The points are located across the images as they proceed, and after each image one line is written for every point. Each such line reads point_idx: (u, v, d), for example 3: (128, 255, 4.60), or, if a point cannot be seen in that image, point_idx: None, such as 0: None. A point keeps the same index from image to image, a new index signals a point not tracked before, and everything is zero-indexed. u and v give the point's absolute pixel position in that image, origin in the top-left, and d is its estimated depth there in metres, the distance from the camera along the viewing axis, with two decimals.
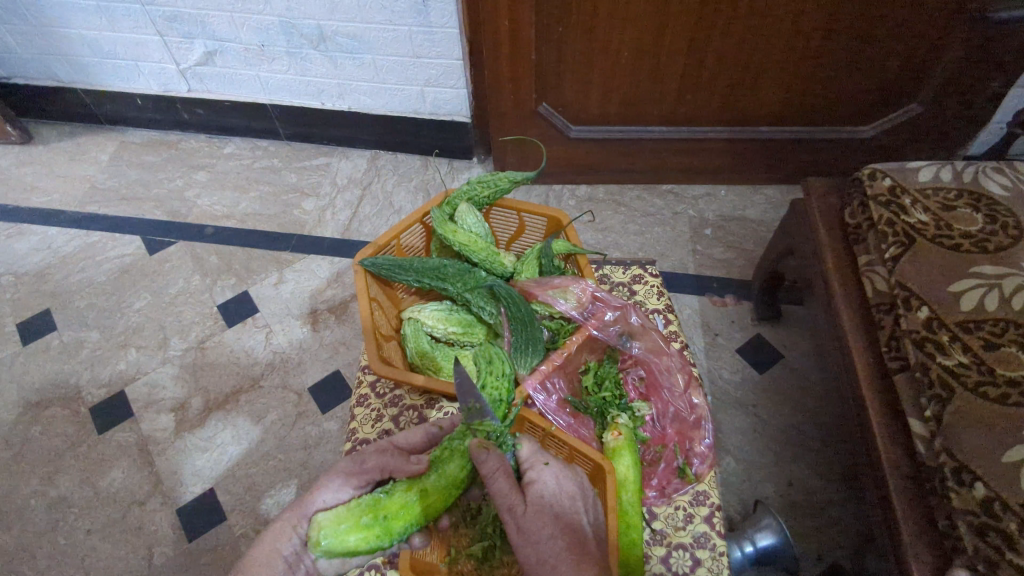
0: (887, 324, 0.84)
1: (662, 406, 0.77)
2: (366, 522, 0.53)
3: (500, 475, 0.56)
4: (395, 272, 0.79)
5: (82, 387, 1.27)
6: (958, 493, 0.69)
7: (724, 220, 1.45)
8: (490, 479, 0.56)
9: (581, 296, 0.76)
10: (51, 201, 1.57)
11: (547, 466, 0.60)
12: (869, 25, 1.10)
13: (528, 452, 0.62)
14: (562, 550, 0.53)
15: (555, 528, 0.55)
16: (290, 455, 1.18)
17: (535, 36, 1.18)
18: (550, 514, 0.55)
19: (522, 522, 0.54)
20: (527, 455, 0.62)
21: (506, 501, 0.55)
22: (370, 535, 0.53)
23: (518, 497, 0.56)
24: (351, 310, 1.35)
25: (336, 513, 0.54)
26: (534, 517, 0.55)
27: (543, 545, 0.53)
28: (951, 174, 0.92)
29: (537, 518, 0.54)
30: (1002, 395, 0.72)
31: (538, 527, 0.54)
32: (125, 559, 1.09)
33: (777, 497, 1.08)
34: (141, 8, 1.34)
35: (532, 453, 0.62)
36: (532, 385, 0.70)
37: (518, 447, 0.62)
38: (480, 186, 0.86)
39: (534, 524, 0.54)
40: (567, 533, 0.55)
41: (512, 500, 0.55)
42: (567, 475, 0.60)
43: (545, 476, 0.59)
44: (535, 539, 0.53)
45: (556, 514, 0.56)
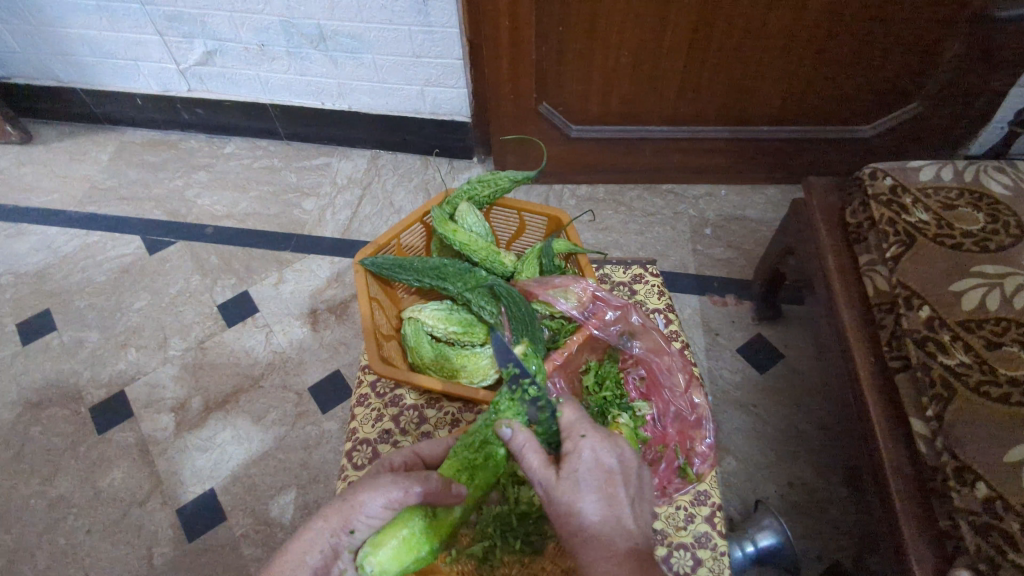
0: (888, 324, 0.84)
1: (663, 406, 0.76)
2: (424, 553, 0.56)
3: (531, 451, 0.57)
4: (395, 272, 0.79)
5: (82, 388, 1.27)
6: (960, 493, 0.69)
7: (724, 220, 1.45)
8: (523, 454, 0.58)
9: (582, 296, 0.77)
10: (52, 201, 1.57)
11: (584, 439, 0.57)
12: (870, 24, 1.10)
13: (573, 418, 0.60)
14: (591, 526, 0.53)
15: (587, 503, 0.54)
16: (290, 455, 1.18)
17: (535, 35, 1.17)
18: (583, 493, 0.54)
19: (552, 495, 0.55)
20: (569, 422, 0.59)
21: (539, 474, 0.56)
22: (425, 560, 0.57)
23: (552, 472, 0.56)
24: (351, 310, 1.35)
25: (392, 553, 0.54)
26: (565, 493, 0.54)
27: (573, 519, 0.54)
28: (951, 174, 0.92)
29: (568, 494, 0.54)
30: (1004, 395, 0.72)
31: (567, 502, 0.54)
32: (125, 559, 1.09)
33: (778, 497, 1.08)
34: (141, 8, 1.34)
35: (574, 423, 0.59)
36: None
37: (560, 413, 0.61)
38: (481, 185, 0.86)
39: (564, 498, 0.54)
40: (602, 508, 0.54)
41: (545, 475, 0.56)
42: (607, 447, 0.57)
43: (582, 451, 0.56)
44: (565, 512, 0.54)
45: (589, 489, 0.55)
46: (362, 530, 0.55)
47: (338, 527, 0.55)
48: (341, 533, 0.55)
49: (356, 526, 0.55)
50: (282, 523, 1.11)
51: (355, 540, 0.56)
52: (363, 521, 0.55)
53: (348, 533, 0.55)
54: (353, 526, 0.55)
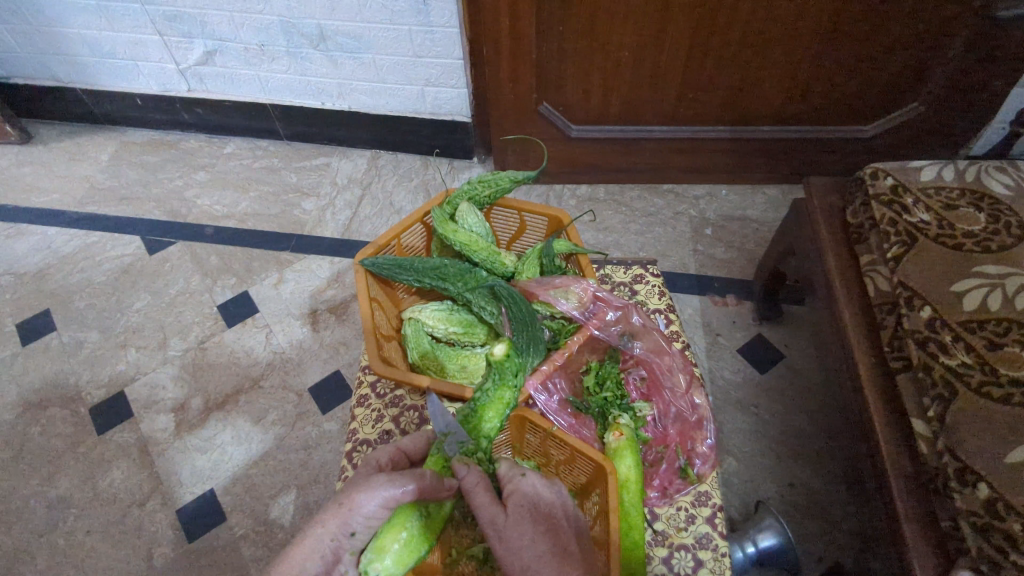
0: (890, 324, 0.84)
1: (664, 406, 0.76)
2: (423, 550, 0.56)
3: (481, 490, 0.54)
4: (395, 272, 0.79)
5: (82, 388, 1.27)
6: (962, 494, 0.69)
7: (725, 220, 1.45)
8: (471, 494, 0.54)
9: (583, 296, 0.76)
10: (51, 201, 1.57)
11: (524, 476, 0.59)
12: (872, 23, 1.09)
13: (507, 466, 0.60)
14: (544, 556, 0.53)
15: (537, 533, 0.55)
16: (290, 455, 1.18)
17: (535, 35, 1.17)
18: (533, 524, 0.55)
19: (505, 531, 0.53)
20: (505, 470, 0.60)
21: (487, 515, 0.54)
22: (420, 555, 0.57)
23: (501, 509, 0.54)
24: (351, 310, 1.35)
25: (397, 555, 0.53)
26: (516, 526, 0.54)
27: (525, 551, 0.53)
28: (953, 174, 0.91)
29: (519, 527, 0.54)
30: (1005, 396, 0.72)
31: (521, 534, 0.54)
32: (125, 560, 1.09)
33: (778, 498, 1.08)
34: (141, 8, 1.34)
35: (509, 470, 0.60)
36: (533, 385, 0.70)
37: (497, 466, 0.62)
38: (481, 185, 0.86)
39: (518, 531, 0.54)
40: (550, 538, 0.55)
41: (495, 513, 0.54)
42: (545, 483, 0.60)
43: (524, 487, 0.58)
44: (519, 545, 0.53)
45: (536, 520, 0.56)
46: (364, 530, 0.53)
47: (338, 530, 0.52)
48: (342, 536, 0.52)
49: (356, 528, 0.53)
50: (283, 524, 1.11)
51: (356, 543, 0.54)
52: (361, 521, 0.53)
53: (349, 536, 0.53)
54: (354, 527, 0.53)
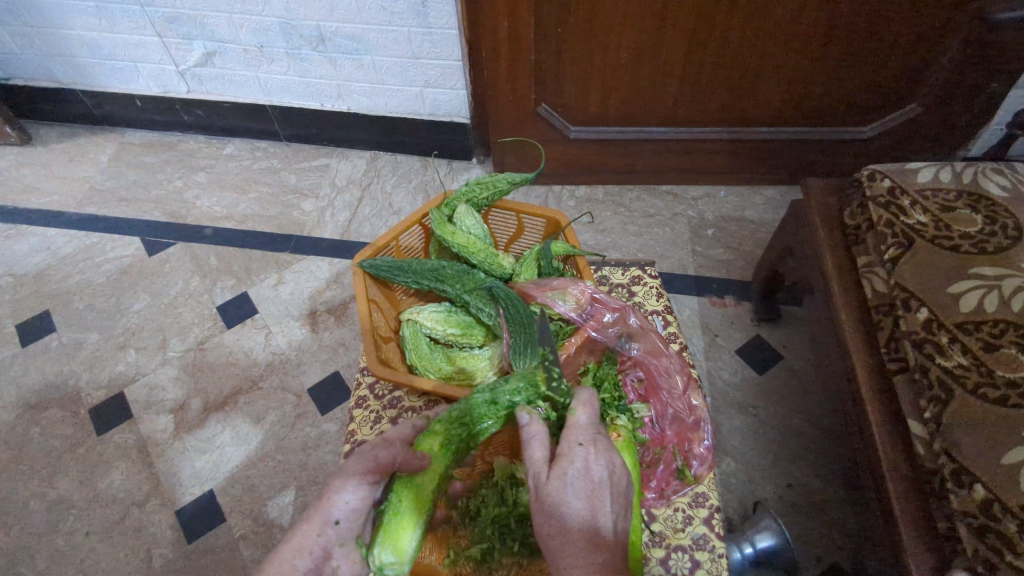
0: (887, 325, 0.84)
1: (662, 407, 0.75)
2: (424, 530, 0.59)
3: (534, 445, 0.60)
4: (394, 273, 0.79)
5: (82, 389, 1.27)
6: (958, 495, 0.69)
7: (724, 221, 1.45)
8: (528, 444, 0.60)
9: (580, 298, 0.76)
10: (52, 202, 1.57)
11: (579, 447, 0.59)
12: (868, 25, 1.10)
13: (583, 420, 0.62)
14: (571, 534, 0.54)
15: (571, 509, 0.55)
16: (290, 456, 1.18)
17: (534, 36, 1.17)
18: (567, 498, 0.55)
19: (541, 492, 0.57)
20: (574, 424, 0.61)
21: (534, 468, 0.58)
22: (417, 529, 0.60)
23: (545, 470, 0.58)
24: (351, 310, 1.35)
25: (414, 552, 0.56)
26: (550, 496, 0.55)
27: (555, 521, 0.54)
28: (950, 175, 0.92)
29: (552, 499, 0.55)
30: (1001, 397, 0.72)
31: (551, 505, 0.55)
32: (125, 560, 1.09)
33: (777, 498, 1.08)
34: (141, 9, 1.34)
35: (579, 426, 0.61)
36: None
37: (574, 413, 0.63)
38: (480, 187, 0.87)
39: (549, 501, 0.55)
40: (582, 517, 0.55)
41: (537, 471, 0.58)
42: (600, 458, 0.58)
43: (576, 458, 0.58)
44: (548, 512, 0.55)
45: (575, 496, 0.55)
46: (347, 518, 0.56)
47: (322, 521, 0.55)
48: (326, 527, 0.55)
49: (338, 516, 0.56)
50: (282, 525, 1.11)
51: (344, 533, 0.56)
52: (343, 509, 0.56)
53: (333, 525, 0.55)
54: (337, 516, 0.55)
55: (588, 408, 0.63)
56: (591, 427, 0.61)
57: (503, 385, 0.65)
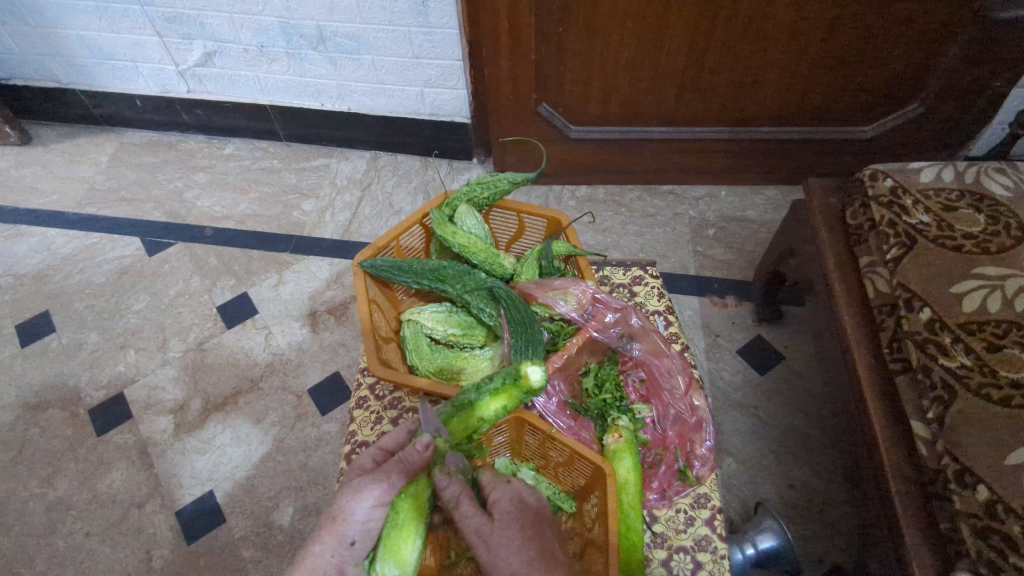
0: (890, 325, 0.83)
1: (664, 408, 0.76)
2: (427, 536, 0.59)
3: (461, 501, 0.57)
4: (395, 274, 0.79)
5: (82, 389, 1.27)
6: (961, 496, 0.69)
7: (725, 221, 1.45)
8: (458, 502, 0.57)
9: (582, 298, 0.76)
10: (51, 202, 1.57)
11: (508, 488, 0.61)
12: (870, 24, 1.09)
13: (490, 477, 0.62)
14: (532, 561, 0.54)
15: (523, 540, 0.55)
16: (290, 457, 1.18)
17: (534, 36, 1.17)
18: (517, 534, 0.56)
19: (489, 538, 0.55)
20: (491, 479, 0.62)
21: (473, 523, 0.56)
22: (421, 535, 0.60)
23: (485, 519, 0.57)
24: (351, 311, 1.35)
25: (417, 561, 0.56)
26: (499, 536, 0.55)
27: (513, 558, 0.54)
28: (952, 174, 0.91)
29: (504, 536, 0.55)
30: (1004, 397, 0.72)
31: (503, 542, 0.55)
32: (125, 561, 1.09)
33: (778, 499, 1.08)
34: (141, 8, 1.34)
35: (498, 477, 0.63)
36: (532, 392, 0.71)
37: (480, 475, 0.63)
38: (481, 187, 0.86)
39: (502, 539, 0.55)
40: (538, 544, 0.56)
41: (478, 523, 0.56)
42: (529, 492, 0.62)
43: (511, 498, 0.60)
44: (506, 552, 0.54)
45: (523, 526, 0.57)
46: (363, 538, 0.56)
47: (337, 541, 0.55)
48: (342, 548, 0.55)
49: (352, 537, 0.55)
50: (282, 525, 1.11)
51: (358, 552, 0.56)
52: (357, 529, 0.56)
53: (349, 546, 0.55)
54: (352, 536, 0.55)
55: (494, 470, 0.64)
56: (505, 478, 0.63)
57: (489, 382, 0.64)
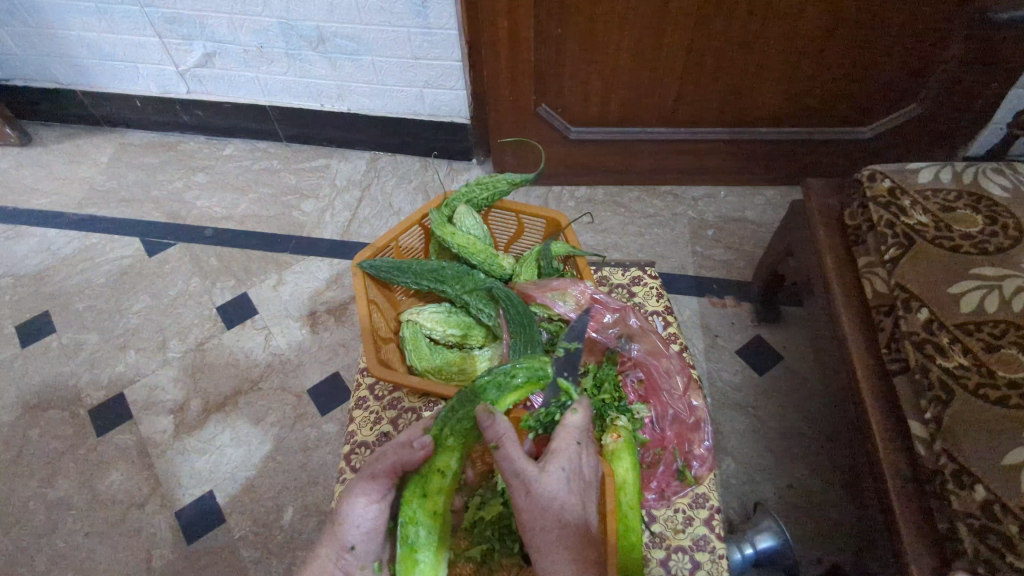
0: (887, 326, 0.84)
1: (662, 408, 0.76)
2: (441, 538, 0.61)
3: (508, 440, 0.57)
4: (394, 274, 0.79)
5: (82, 389, 1.27)
6: (959, 496, 0.69)
7: (724, 221, 1.45)
8: (501, 442, 0.57)
9: (580, 299, 0.77)
10: (52, 203, 1.57)
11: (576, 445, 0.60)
12: (869, 25, 1.10)
13: (577, 426, 0.62)
14: (565, 525, 0.56)
15: (564, 505, 0.57)
16: (289, 457, 1.18)
17: (533, 37, 1.17)
18: (560, 498, 0.57)
19: (533, 488, 0.56)
20: (568, 423, 0.62)
21: (517, 466, 0.56)
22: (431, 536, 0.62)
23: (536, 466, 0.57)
24: (351, 311, 1.35)
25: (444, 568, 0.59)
26: (544, 491, 0.56)
27: (550, 515, 0.56)
28: (951, 175, 0.92)
29: (546, 494, 0.56)
30: (1002, 398, 0.72)
31: (544, 500, 0.56)
32: (125, 561, 1.09)
33: (777, 499, 1.08)
34: (140, 10, 1.35)
35: (574, 427, 0.62)
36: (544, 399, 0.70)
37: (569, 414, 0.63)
38: (480, 188, 0.86)
39: (544, 496, 0.56)
40: (575, 513, 0.57)
41: (525, 468, 0.57)
42: (591, 459, 0.61)
43: (574, 455, 0.60)
44: (542, 507, 0.56)
45: (571, 491, 0.58)
46: (362, 541, 0.57)
47: (338, 544, 0.56)
48: (343, 550, 0.56)
49: (355, 541, 0.56)
50: (282, 525, 1.11)
51: (364, 556, 0.57)
52: (358, 533, 0.56)
53: (350, 550, 0.56)
54: (351, 541, 0.56)
55: (586, 414, 0.64)
56: (582, 431, 0.62)
57: (509, 378, 0.65)
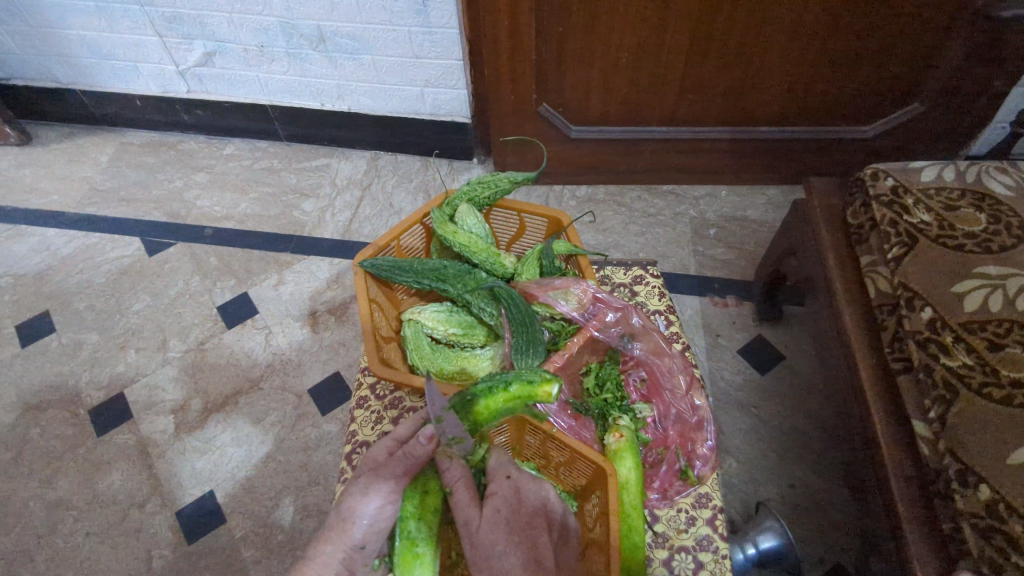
0: (890, 325, 0.83)
1: (665, 407, 0.76)
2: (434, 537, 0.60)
3: (459, 485, 0.57)
4: (395, 273, 0.79)
5: (81, 389, 1.27)
6: (963, 496, 0.68)
7: (725, 221, 1.45)
8: (453, 487, 0.56)
9: (582, 298, 0.75)
10: (51, 202, 1.57)
11: (507, 480, 0.60)
12: (871, 24, 1.09)
13: (495, 463, 0.61)
14: (518, 565, 0.54)
15: (513, 542, 0.55)
16: (290, 457, 1.17)
17: (534, 37, 1.17)
18: (508, 535, 0.55)
19: (479, 533, 0.55)
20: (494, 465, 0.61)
21: (465, 511, 0.56)
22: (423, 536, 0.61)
23: (478, 511, 0.56)
24: (351, 311, 1.35)
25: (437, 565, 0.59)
26: (491, 531, 0.55)
27: (499, 558, 0.53)
28: (953, 174, 0.91)
29: (494, 534, 0.55)
30: (1006, 397, 0.72)
31: (492, 538, 0.54)
32: (124, 562, 1.09)
33: (779, 500, 1.08)
34: (140, 9, 1.34)
35: (502, 464, 0.62)
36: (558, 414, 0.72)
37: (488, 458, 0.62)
38: (481, 187, 0.86)
39: (492, 536, 0.55)
40: (526, 546, 0.56)
41: (470, 513, 0.55)
42: (530, 487, 0.60)
43: (512, 489, 0.59)
44: (491, 550, 0.54)
45: (516, 526, 0.56)
46: (370, 541, 0.55)
47: (344, 544, 0.55)
48: (351, 550, 0.55)
49: (363, 541, 0.55)
50: (283, 525, 1.11)
51: (370, 554, 0.56)
52: (365, 531, 0.55)
53: (358, 549, 0.55)
54: (359, 541, 0.55)
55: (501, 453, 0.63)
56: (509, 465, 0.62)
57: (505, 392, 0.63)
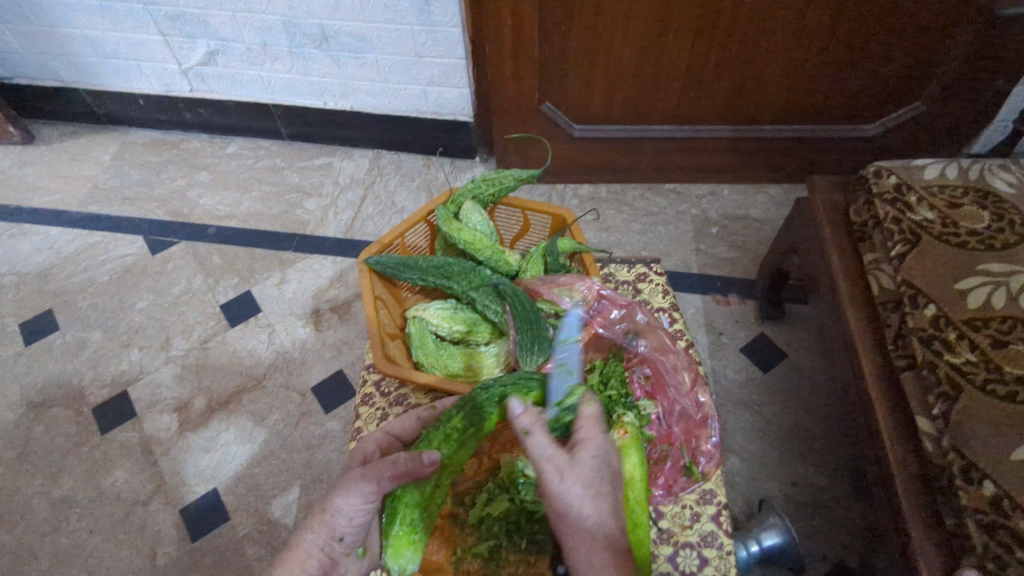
0: (893, 323, 0.84)
1: (670, 404, 0.74)
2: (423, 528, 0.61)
3: (541, 429, 0.58)
4: (400, 271, 0.79)
5: (84, 387, 1.27)
6: (967, 492, 0.69)
7: (727, 219, 1.45)
8: (532, 431, 0.58)
9: (587, 295, 0.76)
10: (53, 201, 1.57)
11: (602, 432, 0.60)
12: (873, 22, 1.10)
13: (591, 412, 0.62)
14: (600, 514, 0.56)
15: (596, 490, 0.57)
16: (293, 455, 1.18)
17: (536, 36, 1.18)
18: (593, 485, 0.57)
19: (561, 477, 0.57)
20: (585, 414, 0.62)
21: (550, 456, 0.57)
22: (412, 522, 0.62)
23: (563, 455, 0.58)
24: (353, 309, 1.35)
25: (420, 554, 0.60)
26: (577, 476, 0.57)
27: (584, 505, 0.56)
28: (957, 171, 0.91)
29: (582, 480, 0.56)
30: (1010, 393, 0.72)
31: (578, 485, 0.56)
32: (128, 559, 1.09)
33: (782, 497, 1.08)
34: (143, 8, 1.34)
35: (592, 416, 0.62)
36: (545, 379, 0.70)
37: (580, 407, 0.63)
38: (485, 184, 0.86)
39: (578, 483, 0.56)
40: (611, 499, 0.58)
41: (555, 454, 0.57)
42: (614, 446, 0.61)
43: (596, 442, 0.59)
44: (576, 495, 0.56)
45: (602, 476, 0.58)
46: (351, 534, 0.57)
47: (327, 533, 0.56)
48: (331, 540, 0.56)
49: (343, 534, 0.56)
50: (286, 523, 1.11)
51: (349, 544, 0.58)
52: (347, 525, 0.56)
53: (338, 539, 0.57)
54: (341, 532, 0.56)
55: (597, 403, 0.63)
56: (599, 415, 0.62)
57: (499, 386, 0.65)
